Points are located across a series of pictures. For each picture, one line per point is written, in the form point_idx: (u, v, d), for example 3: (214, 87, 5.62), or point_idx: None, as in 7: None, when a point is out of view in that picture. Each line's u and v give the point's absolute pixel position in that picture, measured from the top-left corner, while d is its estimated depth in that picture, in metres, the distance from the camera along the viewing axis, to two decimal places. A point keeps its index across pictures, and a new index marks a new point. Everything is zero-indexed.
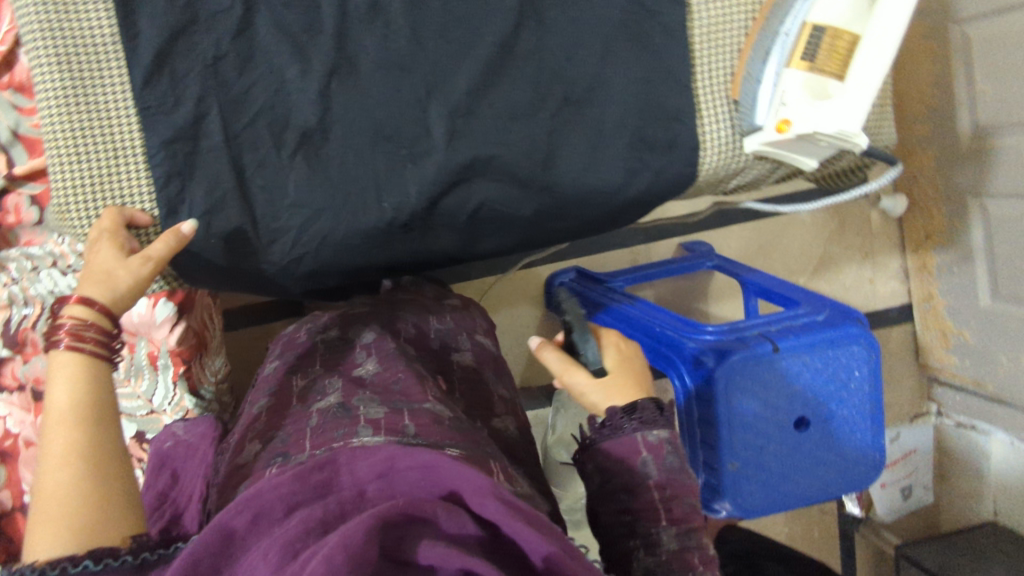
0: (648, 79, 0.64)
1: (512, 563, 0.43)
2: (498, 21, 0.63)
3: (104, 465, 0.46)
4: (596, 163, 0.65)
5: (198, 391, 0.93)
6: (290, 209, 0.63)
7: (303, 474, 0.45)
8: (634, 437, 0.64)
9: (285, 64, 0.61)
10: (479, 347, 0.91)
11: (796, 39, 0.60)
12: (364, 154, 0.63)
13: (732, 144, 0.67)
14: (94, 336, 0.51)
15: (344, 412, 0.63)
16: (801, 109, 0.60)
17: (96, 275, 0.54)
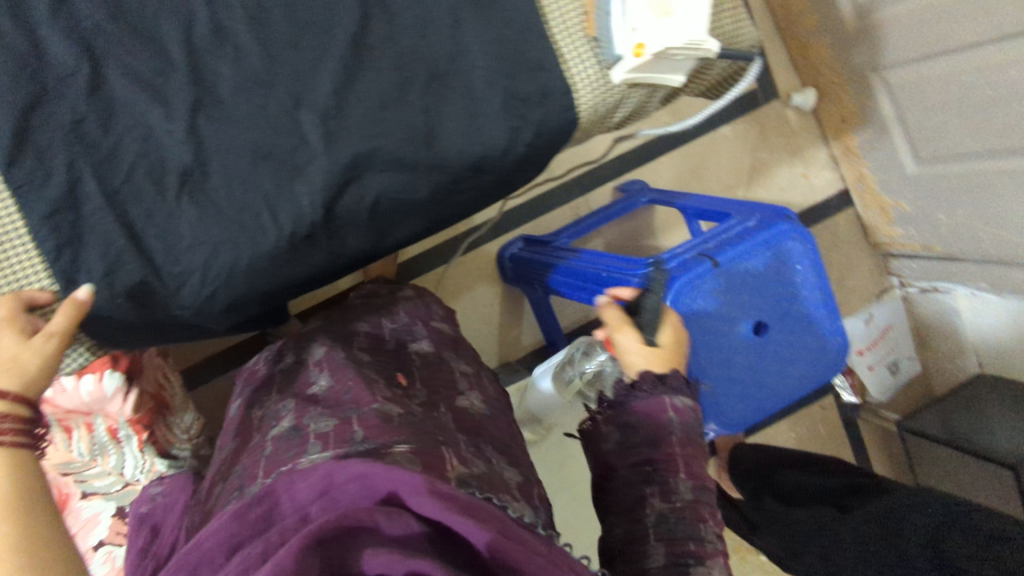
0: (505, 38, 0.65)
1: (458, 552, 0.46)
2: (345, 17, 0.63)
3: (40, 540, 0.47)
4: (477, 131, 0.65)
5: (169, 453, 0.94)
6: (190, 249, 0.63)
7: (244, 509, 0.50)
8: (658, 407, 0.68)
9: (146, 111, 0.61)
10: (437, 334, 0.93)
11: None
12: (247, 178, 0.63)
13: (603, 79, 0.67)
14: (12, 424, 0.54)
15: (296, 435, 0.64)
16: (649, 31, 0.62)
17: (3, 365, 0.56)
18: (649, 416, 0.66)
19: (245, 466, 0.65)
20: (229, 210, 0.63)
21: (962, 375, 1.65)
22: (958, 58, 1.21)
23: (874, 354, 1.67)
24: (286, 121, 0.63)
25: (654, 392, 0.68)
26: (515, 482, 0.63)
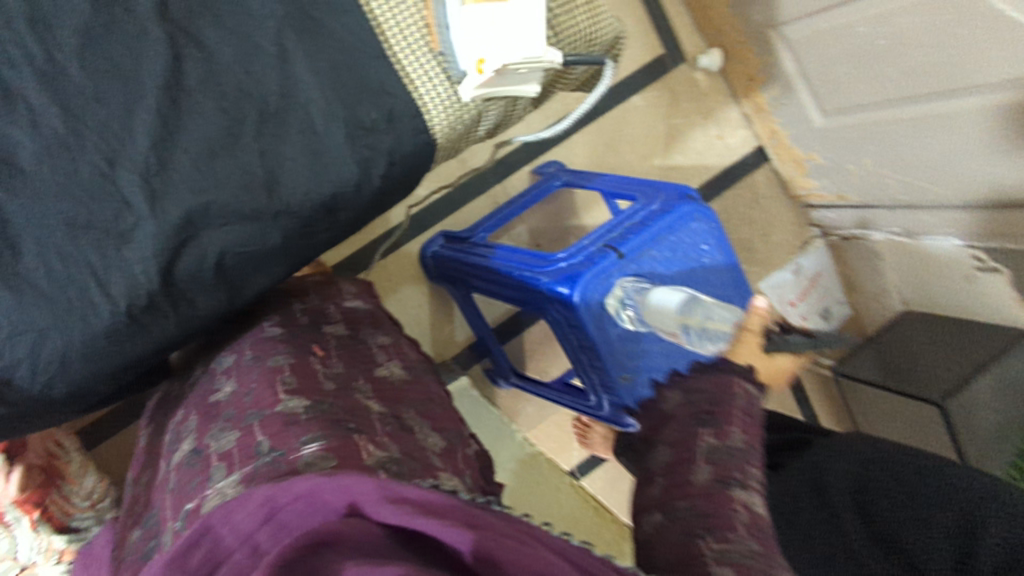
0: (338, 65, 0.60)
1: (436, 560, 0.38)
2: (154, 62, 0.57)
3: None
4: (323, 169, 0.61)
5: (68, 528, 0.83)
6: (9, 337, 0.55)
7: (182, 555, 0.41)
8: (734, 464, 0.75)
9: None
10: (352, 310, 0.77)
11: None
12: (67, 252, 0.56)
13: (452, 98, 0.64)
14: None
15: (196, 461, 0.55)
16: (491, 47, 0.59)
17: None
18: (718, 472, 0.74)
19: (158, 507, 0.57)
20: (50, 288, 0.56)
21: (889, 314, 1.57)
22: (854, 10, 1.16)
23: (806, 303, 1.61)
24: (103, 182, 0.57)
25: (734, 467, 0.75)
26: (435, 452, 0.57)
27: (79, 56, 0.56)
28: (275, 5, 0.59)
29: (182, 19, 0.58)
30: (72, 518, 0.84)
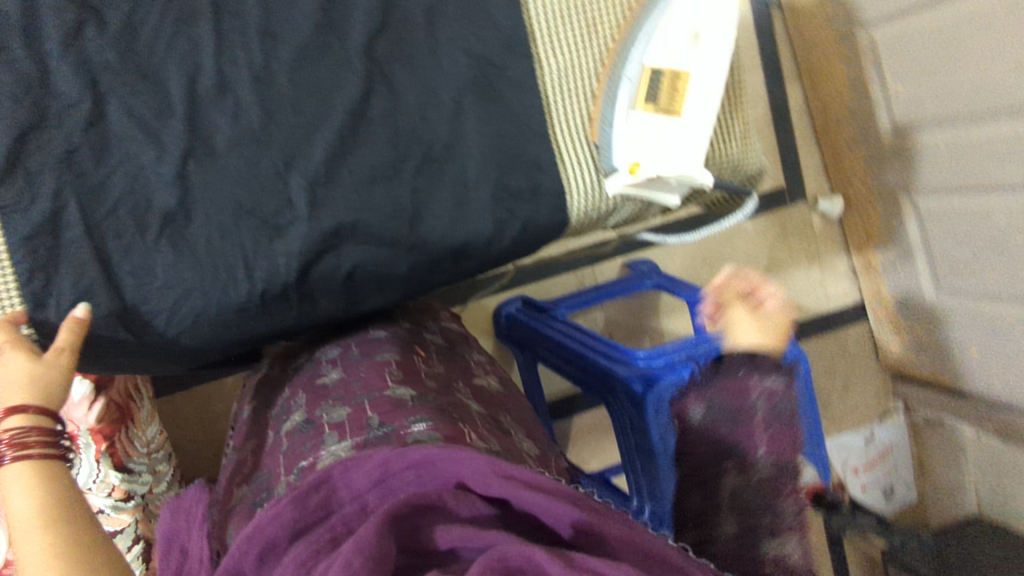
0: (502, 132, 0.67)
1: (531, 530, 0.44)
2: (349, 90, 0.65)
3: (77, 554, 0.43)
4: (462, 217, 0.66)
5: (126, 467, 0.87)
6: (162, 289, 0.63)
7: (300, 497, 0.46)
8: (762, 373, 0.61)
9: (140, 151, 0.63)
10: (447, 330, 0.84)
11: (637, 85, 0.68)
12: (228, 230, 0.64)
13: (596, 186, 0.69)
14: (38, 439, 0.49)
15: (309, 428, 0.61)
16: (651, 154, 0.68)
17: (35, 383, 0.53)
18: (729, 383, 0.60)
19: (267, 469, 0.61)
20: (206, 256, 0.63)
21: (959, 513, 1.50)
22: (991, 201, 1.14)
23: (869, 474, 1.56)
24: (276, 179, 0.64)
25: (757, 367, 0.62)
26: (529, 454, 0.60)
27: (290, 70, 0.64)
28: (463, 67, 0.66)
29: (382, 59, 0.65)
30: (131, 459, 0.87)
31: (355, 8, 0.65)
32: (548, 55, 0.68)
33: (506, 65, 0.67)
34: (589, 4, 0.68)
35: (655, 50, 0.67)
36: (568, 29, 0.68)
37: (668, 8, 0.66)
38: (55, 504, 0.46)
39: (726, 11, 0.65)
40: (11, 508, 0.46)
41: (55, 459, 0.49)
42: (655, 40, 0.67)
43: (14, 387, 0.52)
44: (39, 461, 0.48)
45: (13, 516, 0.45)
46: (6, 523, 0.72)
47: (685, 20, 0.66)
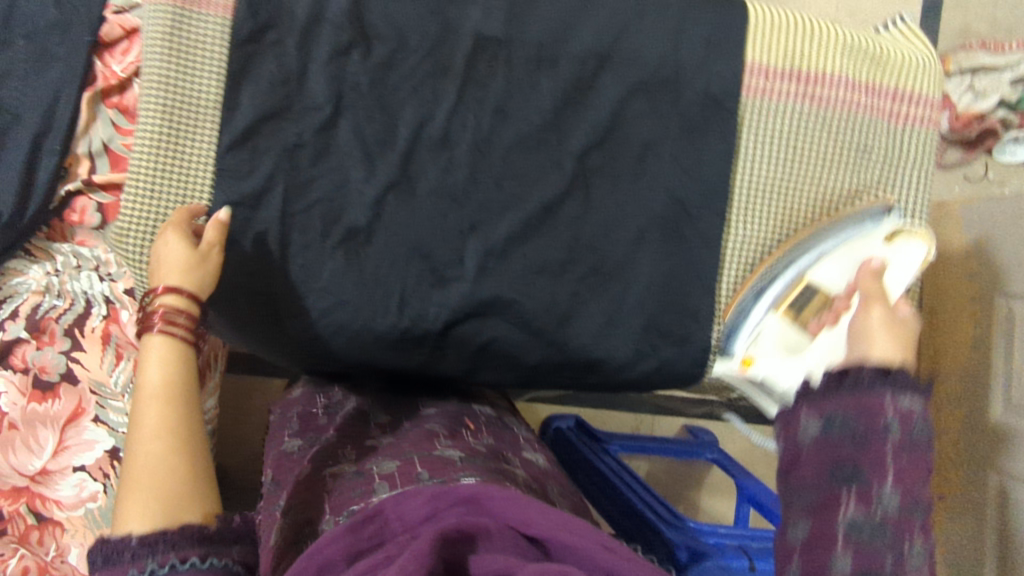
0: (673, 275, 0.70)
1: None
2: (551, 185, 0.69)
3: (179, 443, 0.54)
4: (606, 335, 0.70)
5: None
6: (324, 294, 0.68)
7: (356, 527, 0.48)
8: (899, 394, 0.48)
9: (353, 168, 0.67)
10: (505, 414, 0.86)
11: (786, 288, 0.69)
12: (398, 263, 0.68)
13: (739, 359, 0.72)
14: (184, 322, 0.59)
15: (357, 476, 0.65)
16: (773, 360, 0.69)
17: (175, 266, 0.60)
18: (847, 425, 0.48)
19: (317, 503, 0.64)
20: (372, 281, 0.68)
21: None
22: None
23: None
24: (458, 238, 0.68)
25: (892, 381, 0.49)
26: None
27: (509, 148, 0.68)
28: (659, 204, 0.69)
29: (592, 169, 0.69)
30: None
31: (587, 117, 0.69)
32: (739, 225, 0.70)
33: (700, 218, 0.69)
34: (794, 193, 0.70)
35: (821, 268, 0.67)
36: (767, 207, 0.70)
37: (853, 233, 0.68)
38: (176, 382, 0.57)
39: (911, 262, 0.67)
40: (145, 377, 0.56)
41: (185, 342, 0.58)
42: (829, 258, 0.67)
43: (173, 271, 0.60)
44: (172, 343, 0.57)
45: (145, 385, 0.56)
46: (98, 420, 0.90)
47: (869, 250, 0.67)
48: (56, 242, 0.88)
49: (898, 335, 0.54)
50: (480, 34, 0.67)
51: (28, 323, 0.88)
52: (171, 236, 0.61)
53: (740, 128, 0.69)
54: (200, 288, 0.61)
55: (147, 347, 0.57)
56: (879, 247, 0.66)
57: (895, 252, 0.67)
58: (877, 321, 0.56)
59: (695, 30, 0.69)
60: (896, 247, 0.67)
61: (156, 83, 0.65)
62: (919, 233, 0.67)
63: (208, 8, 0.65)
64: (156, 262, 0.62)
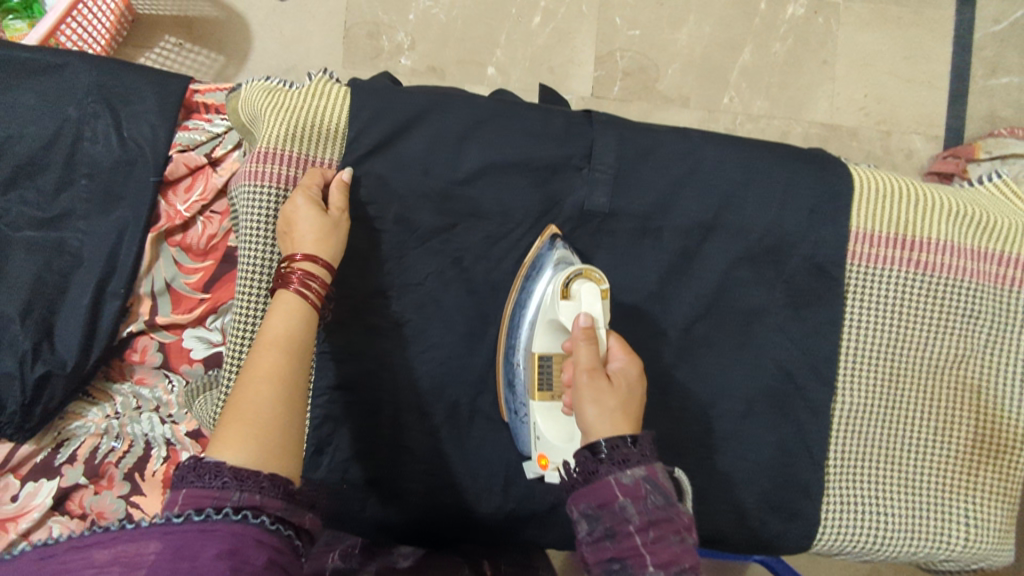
0: (783, 446, 0.70)
1: None
2: (655, 358, 0.69)
3: (294, 393, 0.52)
4: (716, 509, 0.69)
5: None
6: (435, 472, 0.69)
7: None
8: (626, 469, 0.49)
9: (454, 345, 0.70)
10: None
11: (528, 373, 0.66)
12: (499, 442, 0.70)
13: (853, 528, 0.69)
14: (316, 288, 0.59)
15: None
16: (553, 443, 0.62)
17: (312, 233, 0.61)
18: (600, 508, 0.49)
19: None
20: (478, 454, 0.70)
21: None
22: None
23: None
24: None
25: (619, 456, 0.50)
26: None
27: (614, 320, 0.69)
28: (767, 375, 0.70)
29: (696, 338, 0.70)
30: None
31: (692, 288, 0.69)
32: (843, 392, 0.70)
33: (808, 387, 0.70)
34: (898, 357, 0.71)
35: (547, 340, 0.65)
36: (871, 372, 0.71)
37: (535, 287, 0.66)
38: (293, 336, 0.55)
39: (587, 300, 0.60)
40: (272, 325, 0.55)
41: (314, 308, 0.58)
42: (540, 326, 0.65)
43: (309, 237, 0.60)
44: (303, 303, 0.57)
45: (268, 332, 0.54)
46: None
47: (562, 316, 0.61)
48: (116, 382, 0.92)
49: (600, 411, 0.52)
50: (585, 207, 0.68)
51: (88, 469, 0.90)
52: (303, 202, 0.62)
53: (843, 297, 0.70)
54: (331, 261, 0.62)
55: (281, 299, 0.57)
56: (558, 309, 0.62)
57: (578, 304, 0.61)
58: (585, 392, 0.53)
59: (798, 197, 0.69)
60: (575, 298, 0.61)
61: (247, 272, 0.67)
62: (592, 274, 0.62)
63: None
64: (285, 222, 0.63)
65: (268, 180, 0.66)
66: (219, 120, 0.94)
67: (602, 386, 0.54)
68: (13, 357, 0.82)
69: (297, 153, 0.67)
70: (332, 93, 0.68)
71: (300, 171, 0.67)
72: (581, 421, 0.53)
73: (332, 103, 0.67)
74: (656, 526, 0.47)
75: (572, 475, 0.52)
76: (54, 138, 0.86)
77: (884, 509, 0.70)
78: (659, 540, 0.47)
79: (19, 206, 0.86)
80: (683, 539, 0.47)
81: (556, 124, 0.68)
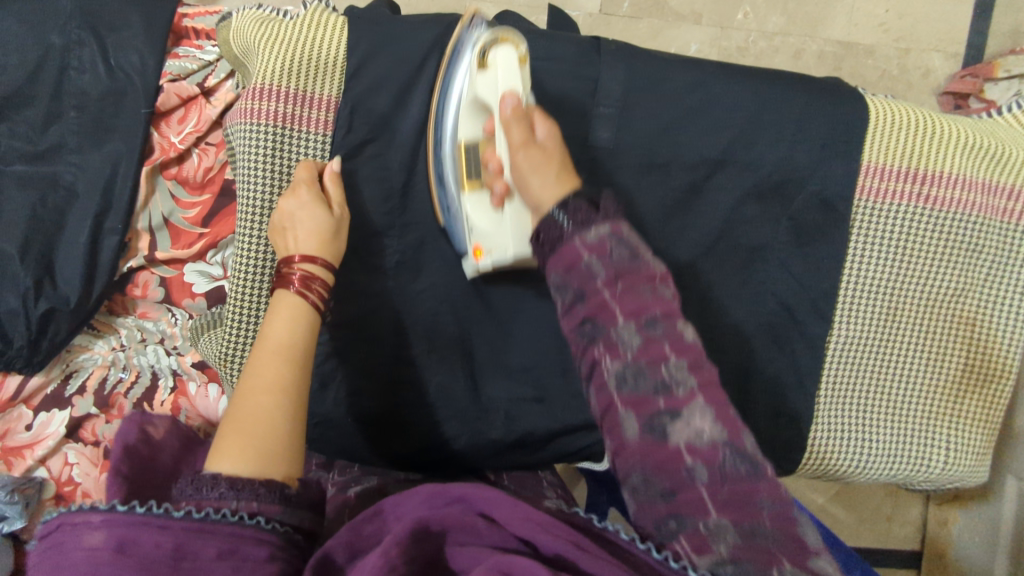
0: (778, 380, 0.69)
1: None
2: None
3: (295, 403, 0.52)
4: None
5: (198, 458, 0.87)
6: (433, 406, 0.69)
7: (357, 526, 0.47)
8: (589, 229, 0.47)
9: (454, 282, 0.69)
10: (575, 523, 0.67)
11: (457, 159, 0.64)
12: (500, 379, 0.70)
13: (837, 452, 0.70)
14: (318, 290, 0.58)
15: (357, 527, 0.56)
16: (483, 233, 0.63)
17: (312, 232, 0.60)
18: (568, 272, 0.47)
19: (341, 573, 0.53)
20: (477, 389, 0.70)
21: None
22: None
23: None
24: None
25: (582, 221, 0.47)
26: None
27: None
28: (768, 311, 0.69)
29: (700, 275, 0.68)
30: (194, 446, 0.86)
31: (698, 225, 0.67)
32: (842, 325, 0.69)
33: (807, 323, 0.69)
34: (898, 290, 0.70)
35: (464, 124, 0.64)
36: (872, 307, 0.70)
37: (459, 64, 0.64)
38: (295, 341, 0.55)
39: (504, 67, 0.59)
40: (269, 330, 0.55)
41: (315, 309, 0.58)
42: (463, 109, 0.63)
43: (308, 238, 0.60)
44: (304, 306, 0.57)
45: (270, 338, 0.54)
46: None
47: (482, 89, 0.61)
48: (119, 316, 0.93)
49: (546, 180, 0.52)
50: (589, 142, 0.65)
51: (98, 400, 0.92)
52: (309, 199, 0.62)
53: (849, 232, 0.68)
54: (331, 260, 0.61)
55: (285, 302, 0.57)
56: (477, 82, 0.61)
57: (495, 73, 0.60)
58: (522, 166, 0.53)
59: (811, 131, 0.66)
60: (493, 67, 0.60)
61: (250, 212, 0.66)
62: (508, 37, 0.62)
63: (314, 126, 0.67)
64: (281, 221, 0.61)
65: (265, 117, 0.65)
66: (211, 46, 0.91)
67: (538, 158, 0.53)
68: (15, 293, 0.83)
69: (293, 87, 0.65)
70: (330, 24, 0.66)
71: (298, 107, 0.66)
72: (528, 197, 0.53)
73: (329, 36, 0.66)
74: (624, 278, 0.46)
75: (537, 254, 0.50)
76: (40, 64, 0.84)
77: (869, 436, 0.71)
78: (630, 291, 0.46)
79: (7, 140, 0.84)
80: (654, 288, 0.46)
81: (568, 53, 0.65)
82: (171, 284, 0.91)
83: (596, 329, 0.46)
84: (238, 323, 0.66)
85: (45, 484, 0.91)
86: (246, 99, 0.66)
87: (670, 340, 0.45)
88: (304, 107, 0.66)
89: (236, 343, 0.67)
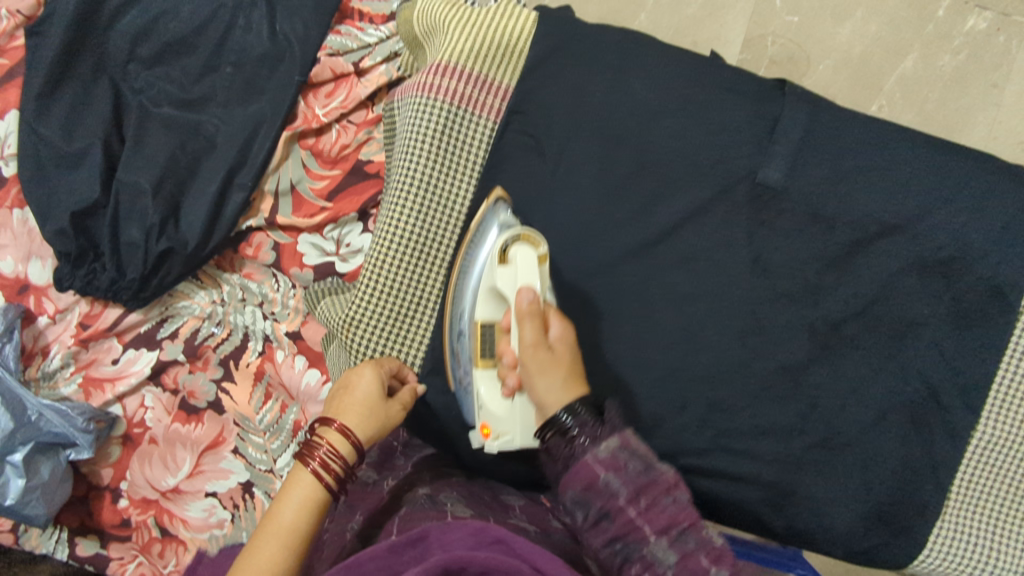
0: (909, 462, 0.65)
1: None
2: (796, 347, 0.65)
3: None
4: (827, 511, 0.65)
5: (297, 432, 0.91)
6: None
7: (396, 548, 0.45)
8: (598, 443, 0.53)
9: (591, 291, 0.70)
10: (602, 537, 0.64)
11: (472, 342, 0.65)
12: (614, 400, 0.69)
13: (957, 555, 0.66)
14: (336, 469, 0.58)
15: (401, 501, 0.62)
16: (494, 413, 0.63)
17: (358, 409, 0.62)
18: (585, 490, 0.52)
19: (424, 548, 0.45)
20: None
21: None
22: None
23: None
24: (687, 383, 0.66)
25: (590, 433, 0.54)
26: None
27: (760, 300, 0.66)
28: (912, 387, 0.64)
29: (845, 336, 0.65)
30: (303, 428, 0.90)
31: (853, 283, 0.65)
32: (987, 426, 0.65)
33: (951, 411, 0.65)
34: None
35: (482, 309, 0.65)
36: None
37: (476, 254, 0.66)
38: (300, 522, 0.55)
39: (525, 264, 0.61)
40: (282, 513, 0.54)
41: (327, 491, 0.57)
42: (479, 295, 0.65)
43: (354, 408, 0.62)
44: (314, 485, 0.57)
45: (280, 517, 0.54)
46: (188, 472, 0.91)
47: (500, 282, 0.62)
48: (226, 273, 0.94)
49: (555, 386, 0.58)
50: (760, 178, 0.65)
51: (188, 348, 0.93)
52: (370, 374, 0.65)
53: (1012, 328, 0.63)
54: (362, 441, 0.61)
55: (297, 482, 0.57)
56: (497, 275, 0.62)
57: (514, 268, 0.61)
58: (532, 372, 0.58)
59: (993, 210, 0.63)
60: (512, 263, 0.62)
61: (402, 183, 0.72)
62: (529, 237, 0.63)
63: (485, 111, 0.74)
64: (342, 387, 0.65)
65: (440, 94, 0.72)
66: (370, 28, 0.93)
67: (547, 360, 0.58)
68: (141, 227, 0.84)
69: (476, 68, 0.73)
70: (521, 16, 0.73)
71: (473, 90, 0.73)
72: (535, 396, 0.59)
73: (518, 26, 0.72)
74: (644, 493, 0.51)
75: (554, 468, 0.56)
76: (209, 22, 0.87)
77: (995, 540, 0.67)
78: (651, 506, 0.51)
79: (162, 84, 0.87)
80: (675, 498, 0.51)
81: (750, 87, 0.67)
82: (283, 250, 0.92)
83: (627, 549, 0.51)
84: (366, 292, 0.71)
85: (117, 421, 0.93)
86: (426, 75, 0.73)
87: (702, 550, 0.49)
88: (480, 87, 0.73)
89: (364, 305, 0.71)
